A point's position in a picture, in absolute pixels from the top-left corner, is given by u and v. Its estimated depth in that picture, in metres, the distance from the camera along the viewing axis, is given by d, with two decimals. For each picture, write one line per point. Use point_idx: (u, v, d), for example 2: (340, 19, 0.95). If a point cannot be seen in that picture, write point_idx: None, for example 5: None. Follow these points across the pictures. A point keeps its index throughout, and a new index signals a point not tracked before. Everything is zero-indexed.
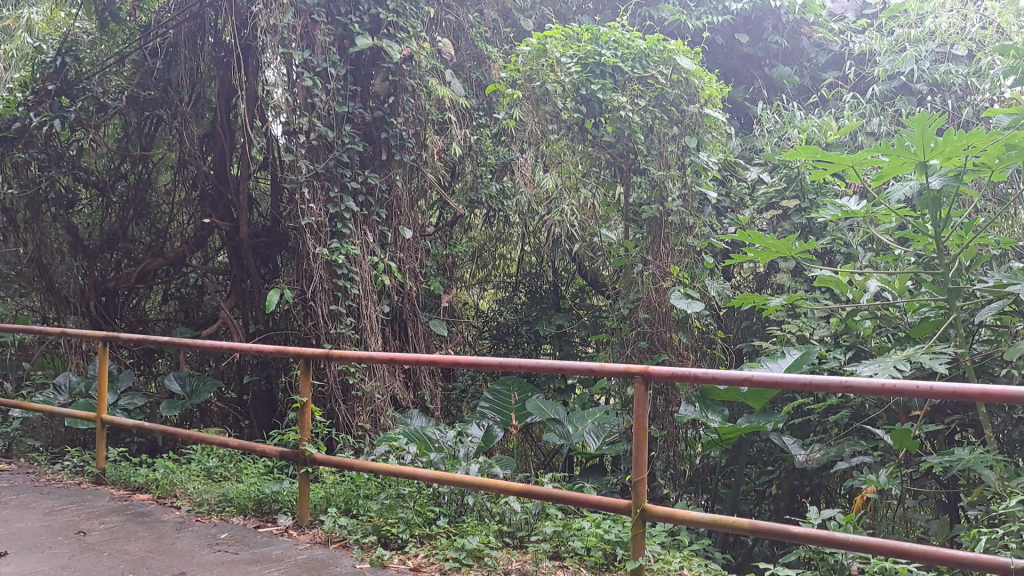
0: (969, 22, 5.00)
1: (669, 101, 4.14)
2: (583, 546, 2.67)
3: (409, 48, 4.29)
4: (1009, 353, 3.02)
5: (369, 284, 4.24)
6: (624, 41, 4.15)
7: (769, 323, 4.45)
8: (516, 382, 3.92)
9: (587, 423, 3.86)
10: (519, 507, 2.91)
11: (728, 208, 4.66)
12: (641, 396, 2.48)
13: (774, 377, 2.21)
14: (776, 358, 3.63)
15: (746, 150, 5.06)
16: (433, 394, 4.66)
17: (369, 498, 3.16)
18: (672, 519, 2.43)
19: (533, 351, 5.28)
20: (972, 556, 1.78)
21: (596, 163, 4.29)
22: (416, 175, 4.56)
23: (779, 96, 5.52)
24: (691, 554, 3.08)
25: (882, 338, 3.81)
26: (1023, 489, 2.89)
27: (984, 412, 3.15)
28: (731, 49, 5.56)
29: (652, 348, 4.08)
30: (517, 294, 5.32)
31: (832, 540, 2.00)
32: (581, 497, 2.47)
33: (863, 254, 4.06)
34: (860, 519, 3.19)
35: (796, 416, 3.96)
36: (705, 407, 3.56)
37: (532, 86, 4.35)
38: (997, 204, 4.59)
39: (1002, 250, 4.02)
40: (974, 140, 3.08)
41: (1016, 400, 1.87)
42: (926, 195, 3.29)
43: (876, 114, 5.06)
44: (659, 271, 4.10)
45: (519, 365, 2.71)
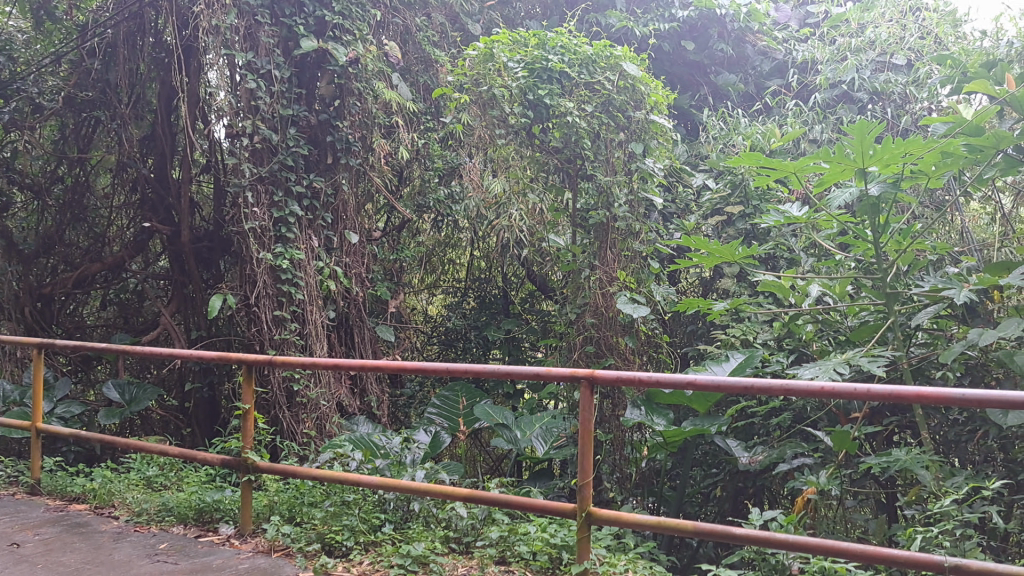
0: (907, 32, 5.20)
1: (616, 107, 4.19)
2: (530, 551, 2.68)
3: (355, 51, 4.27)
4: (944, 356, 3.10)
5: (314, 289, 4.19)
6: (571, 46, 4.15)
7: (713, 328, 4.51)
8: (464, 387, 3.98)
9: (536, 427, 3.88)
10: (465, 513, 2.90)
11: (673, 214, 4.74)
12: (586, 400, 2.47)
13: (716, 380, 2.23)
14: (720, 362, 3.68)
15: (692, 156, 5.13)
16: (380, 401, 4.62)
17: (313, 506, 3.12)
18: (616, 523, 2.43)
19: (482, 356, 5.16)
20: (907, 555, 1.81)
21: (544, 168, 4.30)
22: (362, 180, 4.53)
23: (724, 103, 5.60)
24: (635, 556, 3.10)
25: (823, 341, 3.88)
26: (956, 489, 2.96)
27: (919, 413, 3.23)
28: (677, 56, 5.64)
29: (598, 352, 4.12)
30: (466, 300, 5.26)
31: (772, 540, 2.03)
32: (528, 501, 2.46)
33: (805, 259, 4.20)
34: (801, 520, 3.24)
35: (739, 419, 4.02)
36: (651, 411, 3.66)
37: (478, 91, 4.31)
38: (933, 210, 4.72)
39: (939, 255, 4.12)
40: (911, 148, 3.16)
41: (950, 403, 1.90)
42: (864, 202, 3.37)
43: (818, 122, 5.14)
44: (606, 276, 4.15)
45: (465, 370, 2.69)
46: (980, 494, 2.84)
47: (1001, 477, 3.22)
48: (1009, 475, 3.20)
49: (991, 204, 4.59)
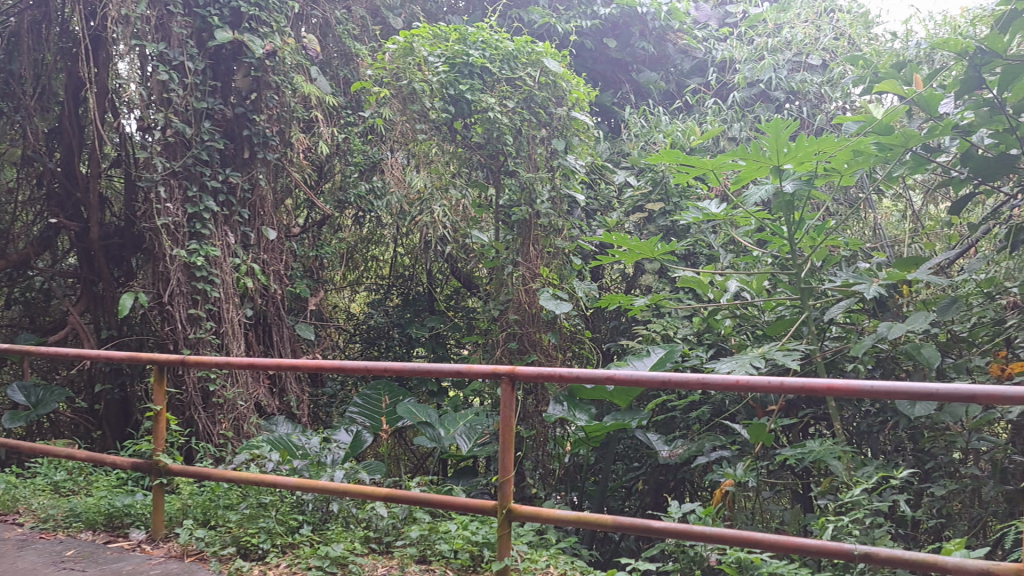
0: (821, 33, 5.31)
1: (538, 103, 4.20)
2: (450, 550, 2.65)
3: (272, 43, 4.17)
4: (855, 349, 3.17)
5: (231, 287, 4.09)
6: (492, 42, 4.14)
7: (635, 323, 4.54)
8: (386, 386, 3.93)
9: (459, 425, 3.86)
10: (385, 513, 2.87)
11: (596, 211, 4.77)
12: (507, 398, 2.46)
13: (635, 375, 2.24)
14: (641, 357, 3.71)
15: (614, 154, 5.16)
16: (300, 401, 4.54)
17: (229, 508, 3.04)
18: (536, 519, 2.42)
19: (405, 355, 5.03)
20: (818, 544, 1.84)
21: (467, 163, 4.30)
22: (280, 175, 4.46)
23: (646, 101, 5.64)
24: (556, 552, 3.10)
25: (741, 336, 3.96)
26: (867, 479, 3.03)
27: (833, 406, 3.30)
28: (599, 53, 5.65)
29: (521, 349, 4.11)
30: (389, 296, 5.17)
31: (689, 533, 2.04)
32: (448, 500, 2.43)
33: (724, 255, 4.23)
34: (720, 512, 3.28)
35: (659, 413, 4.06)
36: (573, 406, 3.66)
37: (397, 85, 4.21)
38: (847, 207, 4.84)
39: (852, 252, 4.22)
40: (823, 147, 3.24)
41: (859, 395, 1.94)
42: (780, 199, 3.42)
43: (736, 120, 5.22)
44: (528, 273, 4.13)
45: (384, 368, 2.64)
46: (889, 484, 2.91)
47: (910, 466, 3.31)
48: (917, 464, 3.30)
49: (902, 202, 4.72)
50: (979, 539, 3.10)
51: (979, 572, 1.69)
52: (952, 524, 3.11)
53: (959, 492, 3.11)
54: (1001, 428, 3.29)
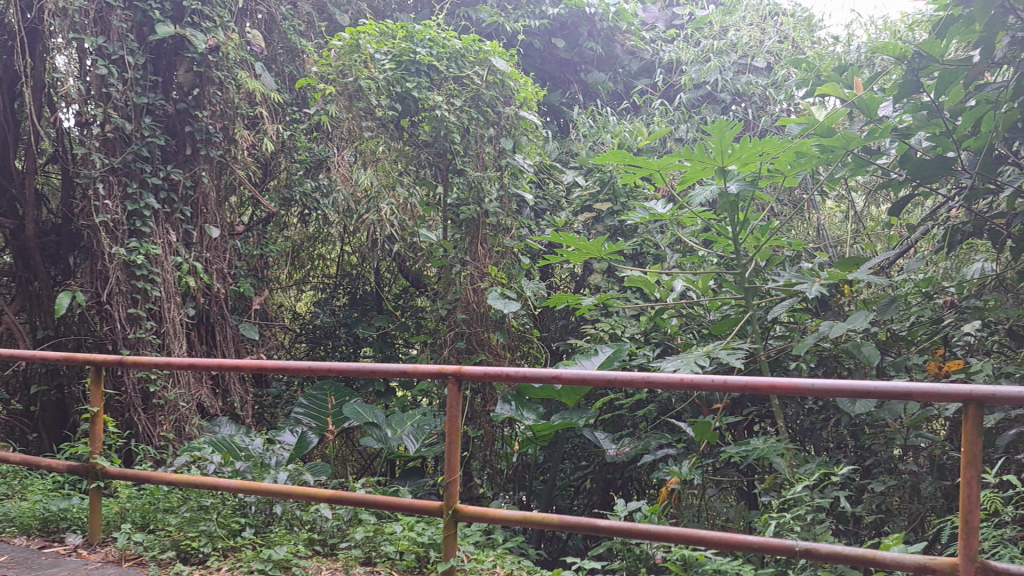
0: (766, 36, 5.43)
1: (485, 102, 4.18)
2: (395, 551, 2.63)
3: (215, 38, 4.10)
4: (797, 348, 3.21)
5: (172, 286, 4.01)
6: (440, 39, 4.14)
7: (584, 323, 4.56)
8: (332, 386, 3.89)
9: (406, 425, 3.83)
10: (330, 514, 2.84)
11: (545, 210, 4.77)
12: (453, 397, 2.44)
13: (581, 374, 2.24)
14: (589, 357, 3.72)
15: (563, 153, 5.17)
16: (243, 401, 4.47)
17: (168, 512, 2.97)
18: (482, 519, 2.41)
19: (352, 355, 5.02)
20: (760, 541, 1.86)
21: (415, 161, 4.23)
22: (224, 172, 4.37)
23: (594, 101, 5.66)
24: (502, 552, 3.10)
25: (687, 335, 4.00)
26: (809, 475, 3.07)
27: (776, 404, 3.34)
28: (548, 53, 5.65)
29: (469, 348, 4.09)
30: (336, 296, 5.11)
31: (635, 532, 2.05)
32: (393, 501, 2.41)
33: (670, 255, 4.26)
34: (665, 510, 3.30)
35: (607, 411, 4.08)
36: (520, 406, 3.66)
37: (343, 82, 4.16)
38: (791, 207, 4.90)
39: (796, 252, 4.28)
40: (767, 147, 3.28)
41: (801, 393, 1.95)
42: (725, 199, 3.45)
43: (683, 121, 5.27)
44: (476, 272, 4.13)
45: (329, 368, 2.61)
46: (830, 480, 2.96)
47: (851, 462, 3.37)
48: (858, 461, 3.35)
49: (845, 203, 4.80)
50: (917, 534, 3.16)
51: (913, 567, 1.71)
52: (892, 520, 3.16)
53: (898, 488, 3.17)
54: (938, 425, 3.36)
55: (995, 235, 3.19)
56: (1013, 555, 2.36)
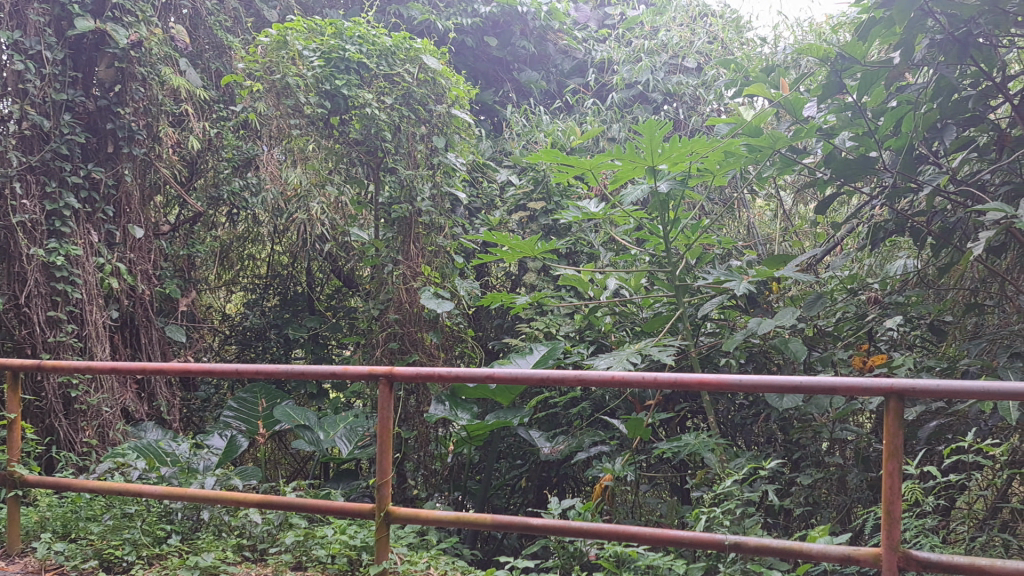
0: (695, 36, 5.48)
1: (416, 100, 4.17)
2: (327, 555, 2.58)
3: (137, 33, 4.00)
4: (726, 345, 3.25)
5: (94, 287, 3.90)
6: (369, 37, 4.05)
7: (519, 322, 4.56)
8: (263, 388, 3.81)
9: (339, 427, 3.79)
10: (259, 519, 2.79)
11: (479, 209, 4.75)
12: (385, 399, 2.40)
13: (514, 373, 2.23)
14: (523, 355, 3.72)
15: (496, 152, 5.16)
16: (170, 405, 4.37)
17: (91, 520, 2.88)
18: (415, 521, 2.39)
19: (282, 357, 4.83)
20: (690, 536, 1.86)
21: (345, 160, 4.17)
22: (148, 170, 4.26)
23: (526, 100, 5.65)
24: (436, 552, 3.08)
25: (621, 332, 4.03)
26: (738, 470, 3.12)
27: (707, 399, 3.38)
28: (481, 52, 5.62)
29: (403, 349, 4.06)
30: (266, 296, 4.94)
31: (567, 530, 2.04)
32: (324, 505, 2.37)
33: (604, 253, 4.28)
34: (599, 507, 3.31)
35: (541, 410, 4.09)
36: (454, 405, 3.64)
37: (271, 78, 4.06)
38: (721, 206, 4.98)
39: (726, 249, 4.34)
40: (696, 147, 3.32)
41: (729, 387, 1.97)
42: (656, 199, 3.48)
43: (615, 121, 5.30)
44: (409, 271, 4.10)
45: (257, 370, 2.55)
46: (759, 474, 3.00)
47: (780, 456, 3.43)
48: (787, 454, 3.41)
49: (774, 202, 4.89)
50: (843, 525, 3.23)
51: (839, 557, 1.73)
52: (819, 512, 3.23)
53: (825, 481, 3.24)
54: (864, 419, 3.44)
55: (916, 233, 3.27)
56: (933, 544, 2.43)
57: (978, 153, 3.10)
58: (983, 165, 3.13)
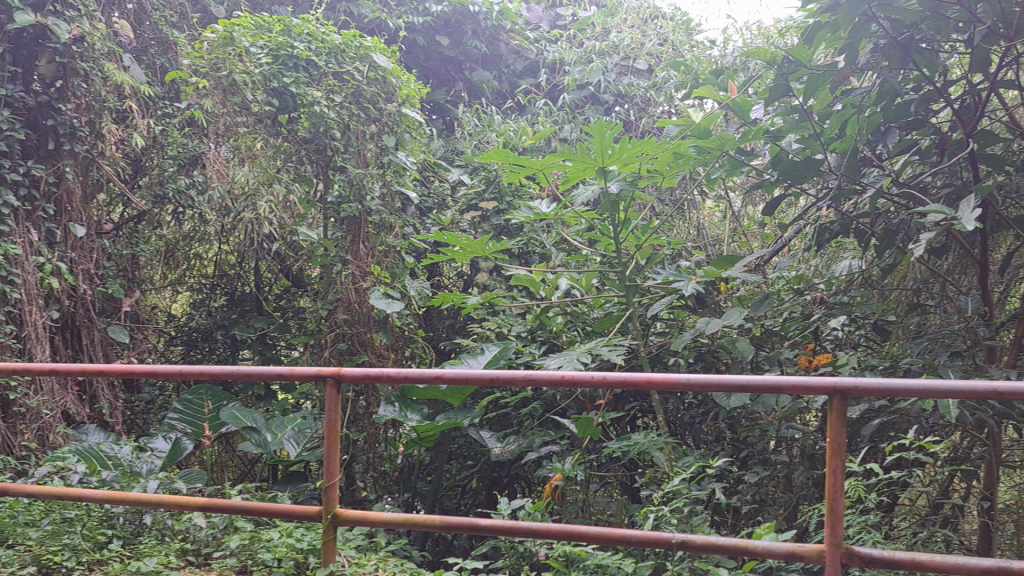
0: (646, 38, 5.52)
1: (366, 99, 4.13)
2: (273, 558, 2.54)
3: (80, 28, 3.90)
4: (675, 345, 3.27)
5: (34, 287, 3.79)
6: (318, 34, 4.02)
7: (470, 322, 4.54)
8: (209, 390, 3.75)
9: (286, 429, 3.73)
10: (203, 523, 2.74)
11: (430, 208, 4.72)
12: (332, 400, 2.37)
13: (463, 374, 2.21)
14: (475, 355, 3.70)
15: (447, 151, 5.13)
16: (113, 408, 4.28)
17: (29, 526, 2.80)
18: (362, 523, 2.36)
19: (229, 357, 4.74)
20: (638, 535, 1.87)
21: (294, 158, 4.14)
22: (90, 168, 4.17)
23: (478, 99, 5.64)
24: (385, 554, 3.05)
25: (572, 332, 4.04)
26: (687, 468, 3.14)
27: (656, 398, 3.40)
28: (432, 50, 5.57)
29: (351, 350, 4.04)
30: (213, 296, 4.85)
31: (516, 530, 2.03)
32: (269, 508, 2.33)
33: (556, 254, 4.27)
34: (550, 507, 3.31)
35: (492, 410, 4.08)
36: (404, 406, 3.61)
37: (217, 75, 4.01)
38: (671, 207, 5.02)
39: (676, 250, 4.37)
40: (645, 148, 3.33)
41: (677, 386, 1.98)
42: (606, 199, 3.49)
43: (567, 121, 5.32)
44: (358, 271, 4.07)
45: (201, 372, 2.51)
46: (707, 473, 3.02)
47: (728, 455, 3.46)
48: (734, 453, 3.45)
49: (723, 203, 4.93)
50: (790, 522, 3.27)
51: (784, 555, 1.75)
52: (766, 510, 3.26)
53: (772, 479, 3.28)
54: (810, 417, 3.49)
55: (861, 234, 3.32)
56: (875, 540, 2.46)
57: (920, 156, 3.16)
58: (924, 168, 3.18)
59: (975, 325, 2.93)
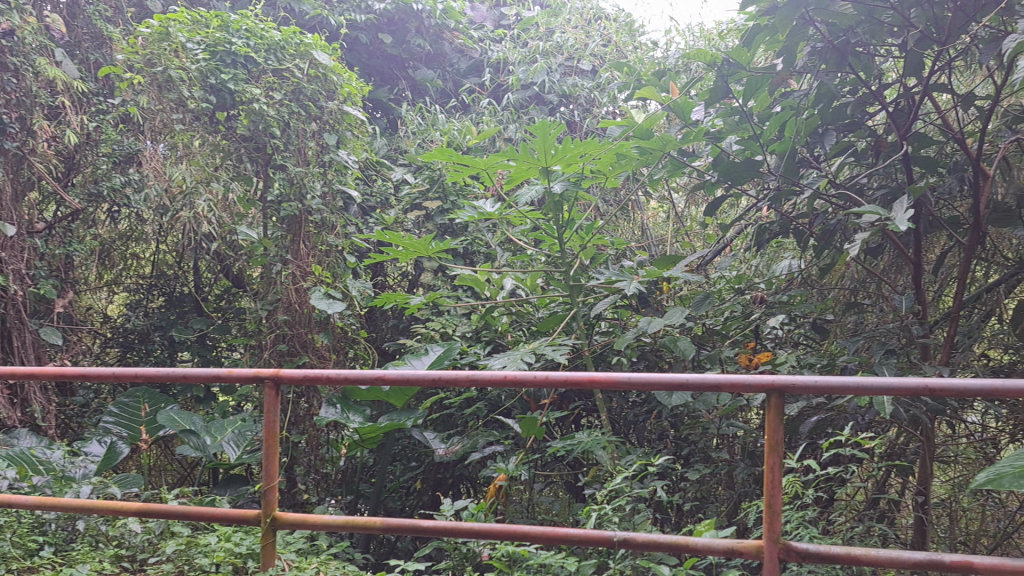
0: (590, 39, 5.54)
1: (306, 96, 4.08)
2: (211, 563, 2.49)
3: (9, 22, 3.81)
4: (618, 344, 3.28)
5: None
6: (257, 31, 3.96)
7: (414, 322, 4.51)
8: (147, 393, 3.68)
9: (226, 432, 3.67)
10: (139, 528, 2.67)
11: (373, 207, 4.67)
12: (270, 403, 2.33)
13: (405, 374, 2.19)
14: (418, 356, 3.67)
15: (391, 150, 5.10)
16: (45, 411, 4.17)
17: None
18: (302, 526, 2.33)
19: (167, 359, 4.67)
20: (580, 533, 1.87)
21: (233, 156, 4.07)
22: (21, 165, 4.04)
23: (422, 97, 5.61)
24: (326, 558, 3.01)
25: (517, 332, 4.03)
26: (629, 467, 3.16)
27: (599, 397, 3.41)
28: (375, 48, 5.55)
29: (292, 351, 4.00)
30: (151, 297, 4.72)
31: (458, 531, 2.01)
32: (206, 512, 2.29)
33: (500, 254, 4.25)
34: (493, 508, 3.30)
35: (436, 410, 4.06)
36: (346, 408, 3.58)
37: (151, 71, 3.90)
38: (615, 207, 5.04)
39: (620, 250, 4.39)
40: (588, 148, 3.34)
41: (620, 385, 1.97)
42: (549, 199, 3.48)
43: (512, 121, 5.32)
44: (299, 271, 4.02)
45: (135, 374, 2.45)
46: (649, 471, 3.04)
47: (670, 453, 3.49)
48: (676, 451, 3.48)
49: (667, 204, 4.97)
50: (730, 519, 3.30)
51: (723, 552, 1.76)
52: (707, 506, 3.30)
53: (713, 476, 3.31)
54: (750, 414, 3.53)
55: (799, 234, 3.37)
56: (812, 535, 2.50)
57: (856, 158, 3.23)
58: (860, 169, 3.25)
59: (909, 323, 2.98)
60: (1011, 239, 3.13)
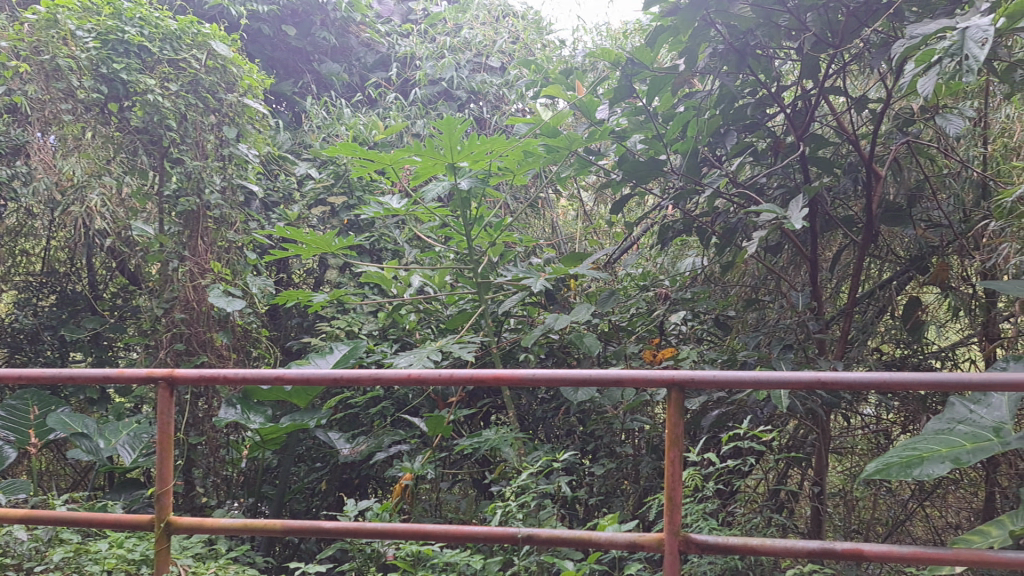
0: (498, 36, 5.56)
1: (205, 88, 3.98)
2: (102, 570, 2.38)
3: None
4: (525, 342, 3.26)
5: None
6: (151, 19, 3.85)
7: (319, 320, 4.43)
8: (36, 394, 3.43)
9: (121, 435, 3.53)
10: (24, 536, 2.54)
11: (276, 203, 4.56)
12: (164, 404, 2.23)
13: (306, 373, 2.14)
14: (323, 355, 3.60)
15: (295, 145, 4.99)
16: None
17: None
18: (198, 530, 2.25)
19: (57, 360, 4.36)
20: (485, 530, 1.84)
21: (125, 148, 3.91)
22: None
23: (327, 91, 5.54)
24: (225, 562, 2.92)
25: (424, 329, 3.99)
26: (535, 463, 3.16)
27: (506, 395, 3.40)
28: (278, 40, 5.43)
29: (189, 351, 3.86)
30: (40, 296, 4.40)
31: (360, 531, 1.97)
32: (95, 518, 2.18)
33: (407, 251, 4.18)
34: (398, 507, 3.26)
35: (341, 410, 3.99)
36: (247, 408, 3.49)
37: (38, 59, 3.72)
38: (524, 205, 5.05)
39: (527, 248, 4.39)
40: (494, 146, 3.33)
41: (523, 381, 1.96)
42: (456, 195, 3.43)
43: (420, 117, 5.27)
44: (196, 268, 3.91)
45: (18, 375, 2.32)
46: (555, 467, 3.04)
47: (576, 448, 3.50)
48: (582, 447, 3.49)
49: (575, 202, 5.00)
50: (635, 512, 3.34)
51: (626, 545, 1.77)
52: (612, 501, 3.32)
53: (618, 471, 3.34)
54: (654, 409, 3.57)
55: (702, 232, 3.42)
56: (713, 527, 2.54)
57: (756, 158, 3.29)
58: (759, 169, 3.32)
59: (805, 320, 3.07)
60: (901, 237, 3.24)
